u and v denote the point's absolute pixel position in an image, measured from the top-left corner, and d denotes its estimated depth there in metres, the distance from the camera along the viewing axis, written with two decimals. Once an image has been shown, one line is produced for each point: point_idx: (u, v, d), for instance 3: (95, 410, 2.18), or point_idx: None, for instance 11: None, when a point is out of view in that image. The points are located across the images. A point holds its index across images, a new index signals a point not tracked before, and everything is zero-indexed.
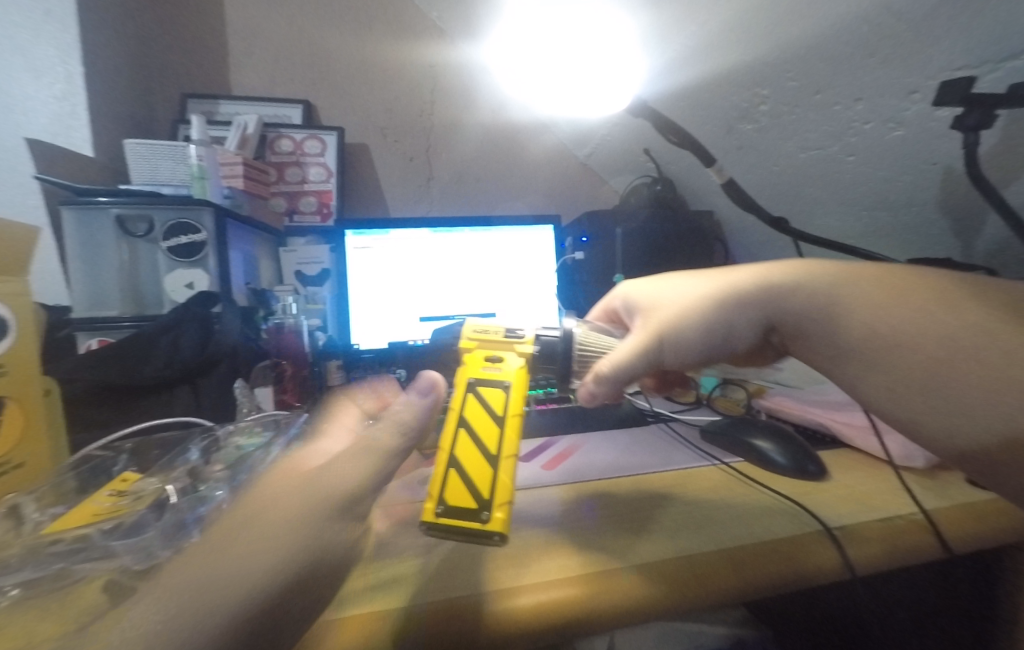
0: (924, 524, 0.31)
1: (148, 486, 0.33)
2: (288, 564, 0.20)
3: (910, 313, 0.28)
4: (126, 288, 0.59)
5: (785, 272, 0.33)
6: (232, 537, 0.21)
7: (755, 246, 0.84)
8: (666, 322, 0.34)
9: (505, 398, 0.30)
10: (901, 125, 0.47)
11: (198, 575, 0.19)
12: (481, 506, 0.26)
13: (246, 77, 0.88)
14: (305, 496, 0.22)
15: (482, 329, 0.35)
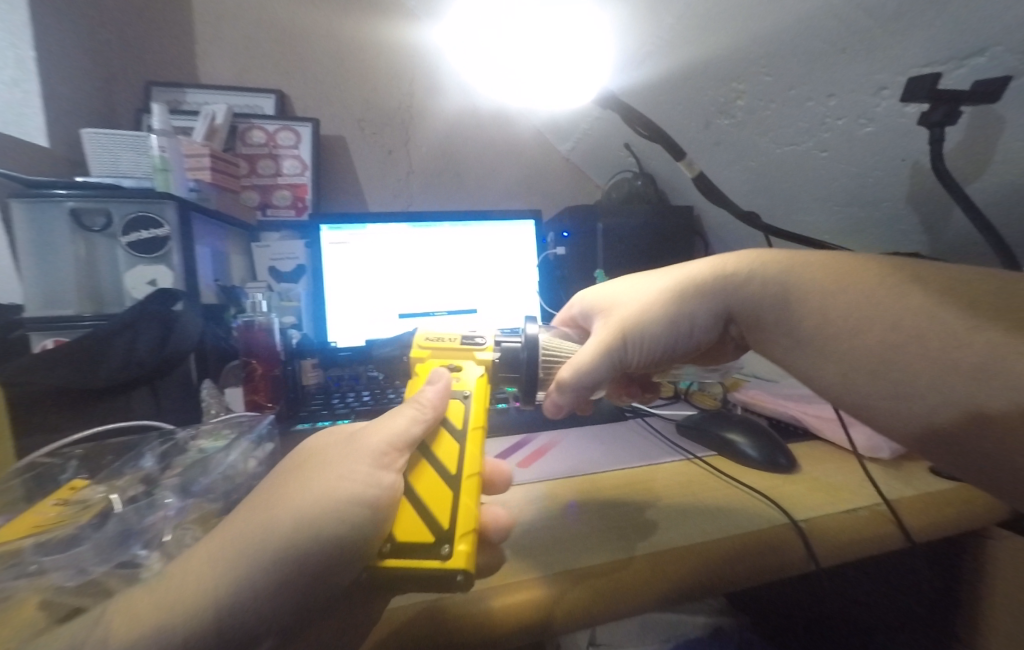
0: (887, 514, 0.31)
1: (91, 495, 0.32)
2: (322, 520, 0.24)
3: (860, 302, 0.28)
4: (82, 284, 0.56)
5: (736, 263, 0.34)
6: (239, 533, 0.23)
7: (733, 241, 0.85)
8: (627, 320, 0.36)
9: (466, 410, 0.31)
10: (871, 120, 0.48)
11: (211, 564, 0.22)
12: (440, 540, 0.25)
13: (214, 65, 0.85)
14: (340, 464, 0.26)
15: (436, 338, 0.36)
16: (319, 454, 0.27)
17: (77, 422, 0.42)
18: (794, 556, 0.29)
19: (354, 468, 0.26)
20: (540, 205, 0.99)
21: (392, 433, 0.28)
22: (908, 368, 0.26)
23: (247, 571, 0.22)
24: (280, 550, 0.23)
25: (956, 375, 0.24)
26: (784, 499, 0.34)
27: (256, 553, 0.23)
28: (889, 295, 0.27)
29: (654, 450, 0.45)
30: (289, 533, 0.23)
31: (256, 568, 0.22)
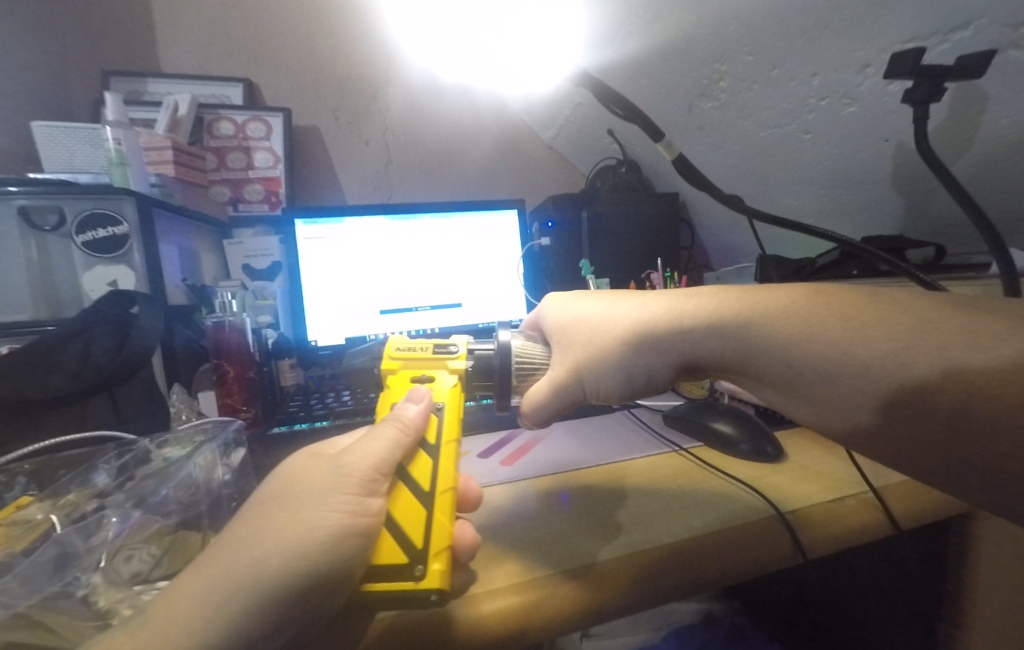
0: (874, 502, 0.30)
1: (33, 514, 0.29)
2: (309, 555, 0.22)
3: (833, 338, 0.26)
4: (35, 286, 0.52)
5: (697, 311, 0.31)
6: (222, 573, 0.21)
7: (719, 229, 0.84)
8: (584, 367, 0.34)
9: (440, 424, 0.30)
10: (854, 100, 0.47)
11: (193, 606, 0.21)
12: (414, 560, 0.24)
13: (177, 52, 0.80)
14: (323, 486, 0.24)
15: (408, 347, 0.34)
16: (300, 476, 0.25)
17: (28, 433, 0.39)
18: (780, 546, 0.28)
19: (342, 493, 0.24)
20: (524, 195, 0.97)
21: (375, 458, 0.26)
22: (885, 411, 0.24)
23: (239, 615, 0.21)
24: (270, 590, 0.21)
25: (933, 428, 0.23)
26: (772, 489, 0.33)
27: (244, 595, 0.21)
28: (867, 330, 0.25)
29: (639, 442, 0.44)
30: (277, 573, 0.21)
31: (240, 609, 0.21)
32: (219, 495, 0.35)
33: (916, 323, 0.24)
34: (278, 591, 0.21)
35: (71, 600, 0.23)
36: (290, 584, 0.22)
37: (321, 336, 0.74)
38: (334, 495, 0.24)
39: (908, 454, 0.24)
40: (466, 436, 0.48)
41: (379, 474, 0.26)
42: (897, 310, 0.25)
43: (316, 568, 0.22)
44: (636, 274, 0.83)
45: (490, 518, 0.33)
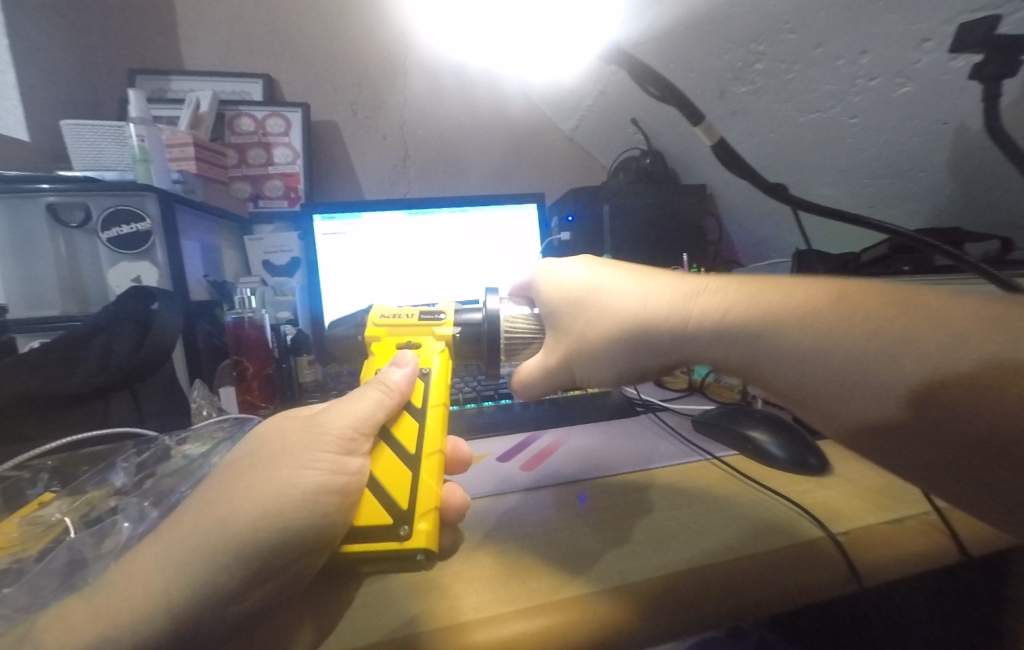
0: (937, 524, 0.28)
1: (50, 515, 0.29)
2: (283, 513, 0.22)
3: (861, 344, 0.22)
4: (63, 281, 0.53)
5: (703, 315, 0.27)
6: (187, 534, 0.21)
7: (749, 223, 0.80)
8: (575, 361, 0.33)
9: (427, 391, 0.30)
10: (909, 79, 0.43)
11: (155, 570, 0.20)
12: (398, 522, 0.24)
13: (199, 48, 0.80)
14: (301, 448, 0.24)
15: (393, 314, 0.34)
16: (275, 441, 0.25)
17: (54, 429, 0.40)
18: (831, 573, 0.25)
19: (320, 454, 0.24)
20: (544, 188, 0.94)
21: (355, 418, 0.26)
22: (909, 429, 0.21)
23: (207, 575, 0.20)
24: (240, 551, 0.21)
25: (971, 450, 0.20)
26: (820, 506, 0.30)
27: (213, 555, 0.21)
28: (885, 331, 0.22)
29: (668, 448, 0.42)
30: (247, 532, 0.21)
31: (206, 571, 0.20)
32: None
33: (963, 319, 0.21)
34: (249, 549, 0.21)
35: None
36: (264, 541, 0.21)
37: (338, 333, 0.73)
38: (309, 456, 0.24)
39: (934, 476, 0.21)
40: (484, 437, 0.46)
41: (357, 436, 0.26)
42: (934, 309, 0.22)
43: (290, 526, 0.22)
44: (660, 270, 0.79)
45: (509, 523, 0.31)
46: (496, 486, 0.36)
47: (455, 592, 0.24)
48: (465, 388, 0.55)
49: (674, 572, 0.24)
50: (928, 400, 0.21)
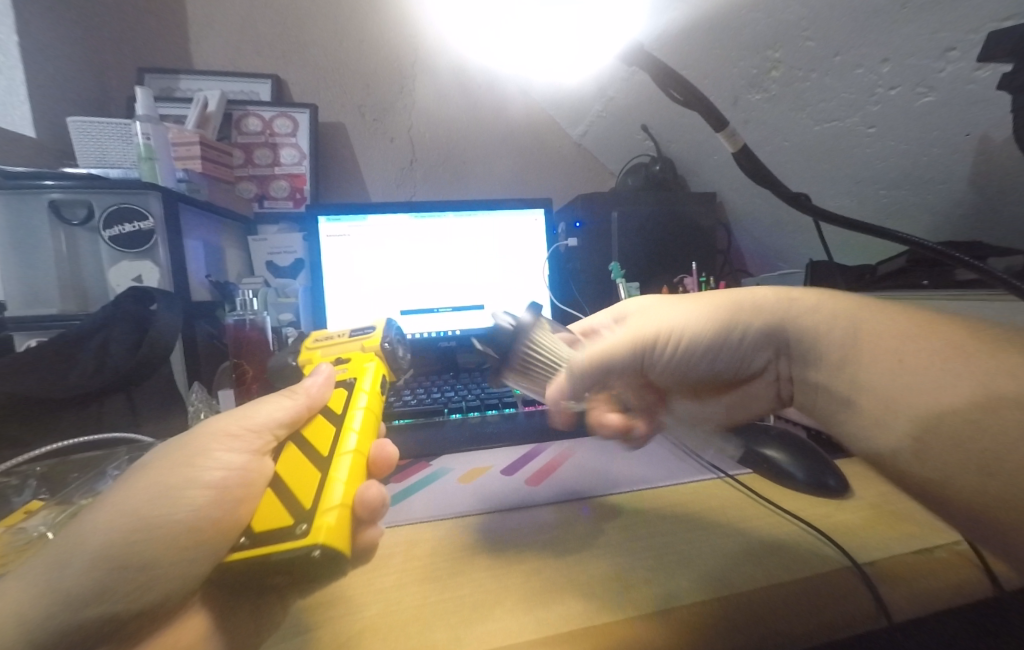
0: (967, 555, 0.26)
1: (34, 525, 0.28)
2: (149, 516, 0.22)
3: (924, 372, 0.22)
4: (63, 279, 0.51)
5: (815, 305, 0.27)
6: (54, 557, 0.21)
7: (760, 232, 0.79)
8: (675, 319, 0.32)
9: (347, 398, 0.31)
10: (931, 89, 0.42)
11: (32, 583, 0.20)
12: (297, 520, 0.22)
13: (210, 47, 0.80)
14: (178, 455, 0.24)
15: (326, 339, 0.38)
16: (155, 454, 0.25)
17: (50, 431, 0.39)
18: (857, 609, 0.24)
19: (195, 456, 0.24)
20: (552, 192, 0.93)
21: (249, 420, 0.26)
22: (941, 451, 0.20)
23: (71, 584, 0.20)
24: (105, 558, 0.21)
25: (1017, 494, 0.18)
26: (840, 531, 0.29)
27: (75, 568, 0.20)
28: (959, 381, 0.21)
29: (681, 466, 0.40)
30: (112, 540, 0.21)
31: (68, 585, 0.20)
32: None
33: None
34: (121, 554, 0.21)
35: None
36: (137, 538, 0.21)
37: None
38: (191, 457, 0.24)
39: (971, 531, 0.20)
40: (488, 449, 0.45)
41: (249, 439, 0.26)
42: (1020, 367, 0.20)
43: (157, 528, 0.21)
44: (669, 278, 0.78)
45: (518, 541, 0.30)
46: (512, 502, 0.35)
47: (459, 621, 0.23)
48: (470, 396, 0.55)
49: (707, 598, 0.23)
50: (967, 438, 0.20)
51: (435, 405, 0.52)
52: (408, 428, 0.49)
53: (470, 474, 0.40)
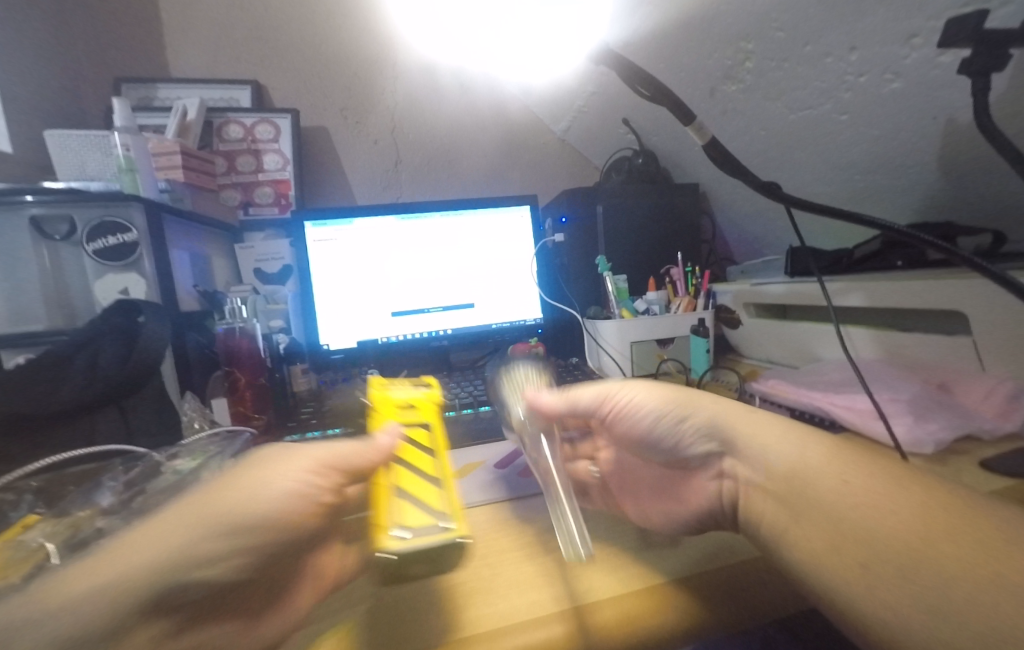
0: None
1: (33, 538, 0.29)
2: (271, 510, 0.23)
3: (892, 504, 0.22)
4: (49, 295, 0.51)
5: (782, 428, 0.28)
6: (182, 524, 0.21)
7: (742, 220, 0.80)
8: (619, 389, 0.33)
9: (429, 436, 0.34)
10: (898, 75, 0.43)
11: (166, 540, 0.21)
12: (439, 518, 0.26)
13: (187, 56, 0.80)
14: (288, 465, 0.25)
15: (392, 386, 0.40)
16: (258, 457, 0.26)
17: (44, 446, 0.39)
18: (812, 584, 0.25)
19: (300, 474, 0.25)
20: (537, 190, 0.94)
21: (334, 454, 0.26)
22: (832, 563, 0.22)
23: (199, 549, 0.21)
24: (227, 534, 0.22)
25: (935, 626, 0.19)
26: None
27: (204, 539, 0.21)
28: (860, 518, 0.22)
29: None
30: (239, 521, 0.22)
31: (196, 548, 0.21)
32: None
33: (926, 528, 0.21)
34: (238, 534, 0.22)
35: None
36: (251, 525, 0.22)
37: (334, 340, 0.72)
38: (297, 462, 0.26)
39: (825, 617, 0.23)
40: (479, 444, 0.46)
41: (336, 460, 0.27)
42: (908, 508, 0.22)
43: (265, 521, 0.23)
44: (656, 268, 0.80)
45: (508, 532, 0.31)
46: (490, 494, 0.36)
47: (451, 606, 0.24)
48: (462, 393, 0.57)
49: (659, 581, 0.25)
50: (901, 569, 0.21)
51: None
52: None
53: (462, 470, 0.41)
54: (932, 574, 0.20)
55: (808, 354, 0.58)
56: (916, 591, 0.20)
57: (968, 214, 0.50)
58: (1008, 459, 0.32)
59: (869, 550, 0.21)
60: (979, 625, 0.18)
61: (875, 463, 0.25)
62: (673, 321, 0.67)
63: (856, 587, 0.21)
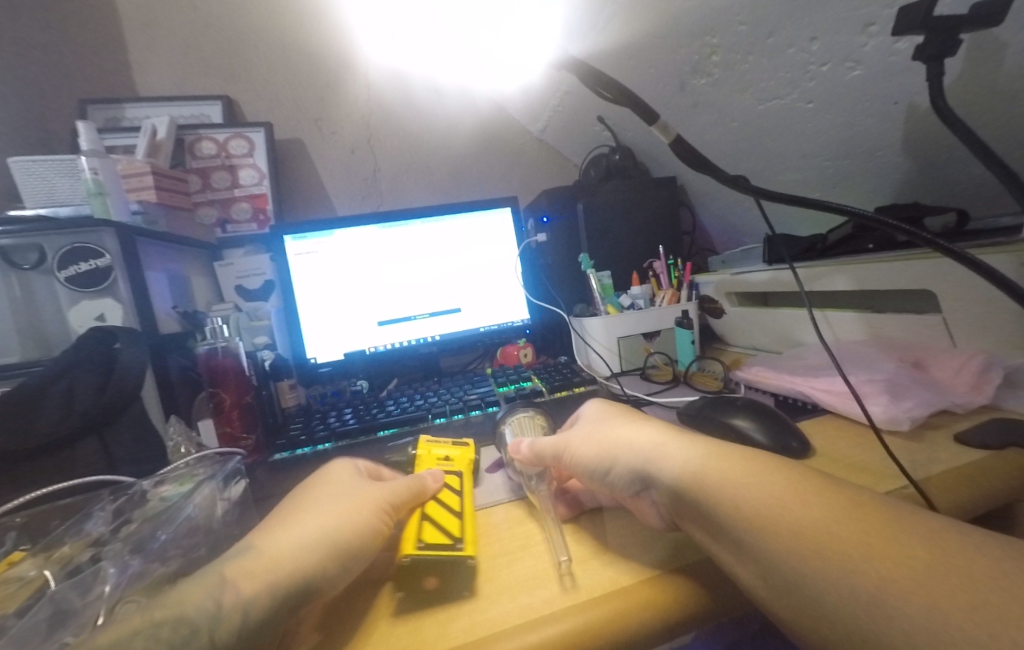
0: (915, 496, 0.29)
1: (24, 571, 0.29)
2: (362, 527, 0.26)
3: (784, 507, 0.23)
4: (21, 327, 0.50)
5: (688, 449, 0.28)
6: (302, 531, 0.25)
7: (721, 211, 0.81)
8: (572, 444, 0.33)
9: (459, 481, 0.35)
10: (858, 63, 0.44)
11: (293, 546, 0.24)
12: (454, 540, 0.28)
13: (154, 74, 0.78)
14: (366, 490, 0.29)
15: (434, 440, 0.41)
16: (324, 484, 0.30)
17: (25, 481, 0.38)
18: None
19: (372, 497, 0.29)
20: (517, 191, 0.94)
21: (394, 487, 0.30)
22: (740, 572, 0.23)
23: (317, 559, 0.24)
24: (333, 547, 0.25)
25: (825, 626, 0.19)
26: None
27: (320, 549, 0.24)
28: (752, 528, 0.23)
29: None
30: (343, 535, 0.25)
31: (319, 555, 0.24)
32: (222, 534, 0.35)
33: (815, 532, 0.21)
34: (339, 549, 0.25)
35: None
36: (349, 542, 0.25)
37: (321, 353, 0.72)
38: (369, 489, 0.29)
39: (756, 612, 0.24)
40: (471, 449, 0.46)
41: (403, 487, 0.31)
42: (801, 509, 0.22)
43: (357, 540, 0.26)
44: (638, 263, 0.80)
45: (496, 538, 0.31)
46: (482, 500, 0.36)
47: (445, 616, 0.24)
48: (453, 399, 0.56)
49: (646, 578, 0.25)
50: (793, 572, 0.21)
51: (419, 412, 0.54)
52: (393, 437, 0.50)
53: None
54: (817, 578, 0.20)
55: (790, 339, 0.59)
56: (801, 593, 0.20)
57: (934, 194, 0.52)
58: (981, 431, 0.33)
59: (764, 556, 0.22)
60: (854, 621, 0.19)
61: (786, 475, 0.25)
62: (658, 314, 0.68)
63: (759, 587, 0.22)
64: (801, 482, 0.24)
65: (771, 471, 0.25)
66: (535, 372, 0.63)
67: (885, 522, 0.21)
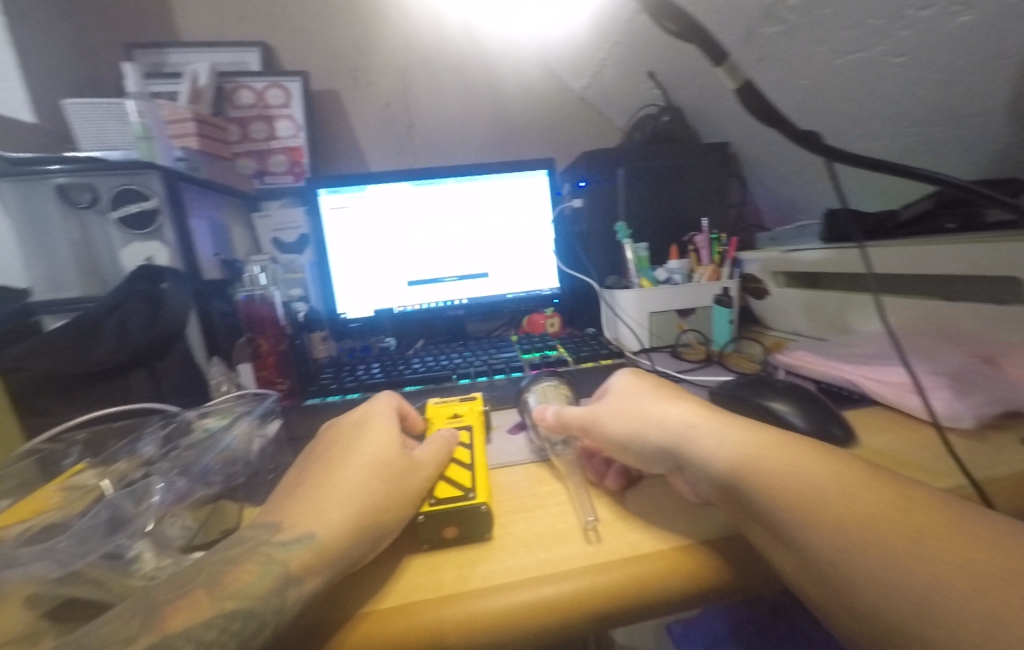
0: (972, 496, 0.26)
1: (86, 480, 0.31)
2: (400, 504, 0.26)
3: (828, 494, 0.21)
4: (81, 263, 0.52)
5: (719, 429, 0.27)
6: (343, 509, 0.24)
7: (776, 181, 0.75)
8: (597, 414, 0.32)
9: (470, 438, 0.35)
10: (968, 8, 0.38)
11: (335, 527, 0.23)
12: (465, 491, 0.28)
13: (194, 17, 0.77)
14: (398, 456, 0.28)
15: (444, 401, 0.41)
16: (343, 439, 0.30)
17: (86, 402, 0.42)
18: None
19: (403, 464, 0.28)
20: (555, 153, 0.90)
21: (423, 454, 0.29)
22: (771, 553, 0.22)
23: (361, 544, 0.23)
24: (374, 526, 0.24)
25: (860, 614, 0.18)
26: None
27: (364, 529, 0.24)
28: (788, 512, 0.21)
29: None
30: (382, 512, 0.25)
31: (363, 538, 0.24)
32: (259, 466, 0.36)
33: (859, 522, 0.20)
34: (378, 528, 0.24)
35: (118, 561, 0.25)
36: (387, 517, 0.25)
37: (352, 309, 0.73)
38: (398, 452, 0.28)
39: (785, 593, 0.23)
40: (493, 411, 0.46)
41: (431, 456, 0.30)
42: (846, 497, 0.21)
43: (397, 516, 0.25)
44: (679, 236, 0.76)
45: (513, 496, 0.31)
46: (503, 460, 0.36)
47: (462, 561, 0.25)
48: (478, 362, 0.56)
49: (673, 546, 0.24)
50: (830, 559, 0.20)
51: (444, 372, 0.54)
52: (417, 394, 0.50)
53: None
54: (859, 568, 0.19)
55: (840, 325, 0.55)
56: (837, 581, 0.19)
57: None
58: None
59: (798, 539, 0.21)
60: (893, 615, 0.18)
61: (831, 462, 0.23)
62: (695, 291, 0.65)
63: (790, 569, 0.21)
64: (847, 470, 0.22)
65: (814, 457, 0.23)
66: (562, 342, 0.62)
67: (939, 520, 0.20)
